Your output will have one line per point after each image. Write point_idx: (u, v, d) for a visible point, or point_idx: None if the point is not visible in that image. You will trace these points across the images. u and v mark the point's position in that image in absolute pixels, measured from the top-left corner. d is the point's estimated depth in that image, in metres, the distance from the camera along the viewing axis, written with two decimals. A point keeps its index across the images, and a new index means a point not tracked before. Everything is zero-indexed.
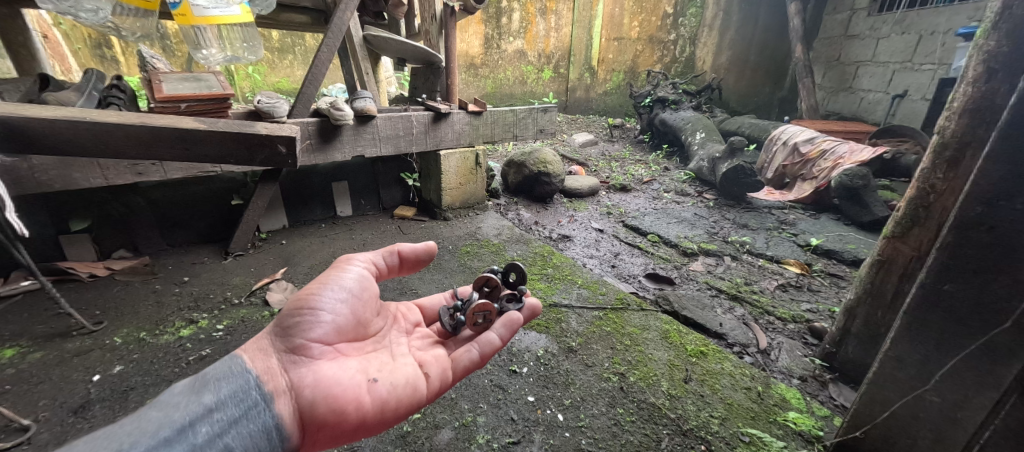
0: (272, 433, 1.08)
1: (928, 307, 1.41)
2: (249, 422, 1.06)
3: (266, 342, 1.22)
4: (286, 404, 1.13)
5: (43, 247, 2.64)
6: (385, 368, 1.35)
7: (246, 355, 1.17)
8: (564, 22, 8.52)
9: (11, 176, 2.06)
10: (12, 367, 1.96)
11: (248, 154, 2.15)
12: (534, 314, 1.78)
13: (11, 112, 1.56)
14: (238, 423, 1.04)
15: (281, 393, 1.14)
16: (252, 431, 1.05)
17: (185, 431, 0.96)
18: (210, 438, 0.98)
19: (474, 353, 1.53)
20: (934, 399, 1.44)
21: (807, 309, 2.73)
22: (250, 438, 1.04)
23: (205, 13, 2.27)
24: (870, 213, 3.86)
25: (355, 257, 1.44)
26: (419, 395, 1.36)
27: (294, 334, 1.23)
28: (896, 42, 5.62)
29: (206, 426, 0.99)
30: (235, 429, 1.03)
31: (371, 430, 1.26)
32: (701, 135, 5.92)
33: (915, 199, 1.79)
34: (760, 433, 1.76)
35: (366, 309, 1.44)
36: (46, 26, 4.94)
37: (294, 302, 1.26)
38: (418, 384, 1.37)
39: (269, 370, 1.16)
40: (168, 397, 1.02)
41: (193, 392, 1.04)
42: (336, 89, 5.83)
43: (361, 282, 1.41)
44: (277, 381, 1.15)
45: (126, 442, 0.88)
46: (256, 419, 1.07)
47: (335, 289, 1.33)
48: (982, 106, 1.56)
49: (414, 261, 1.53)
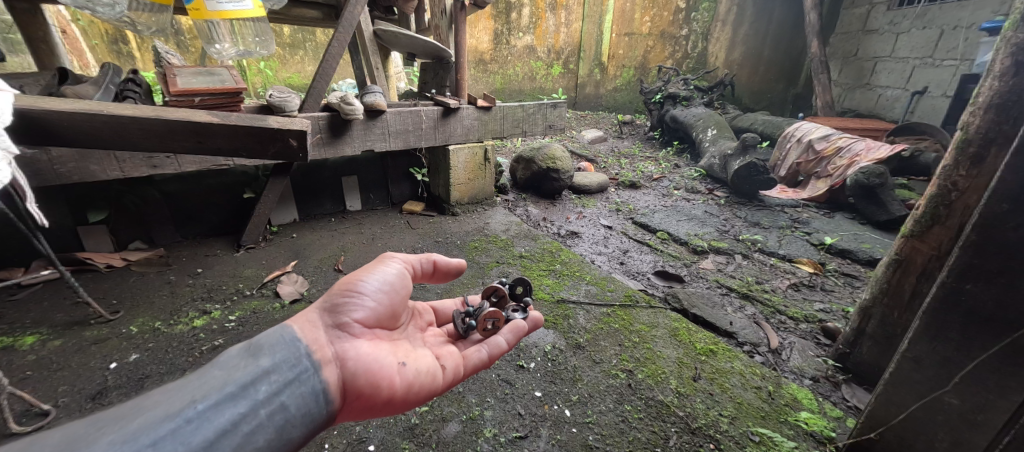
0: (320, 397, 1.08)
1: (949, 306, 1.38)
2: (301, 384, 1.06)
3: (312, 315, 1.24)
4: (330, 371, 1.14)
5: (62, 237, 2.69)
6: (410, 354, 1.39)
7: (296, 326, 1.17)
8: (575, 17, 8.38)
9: (32, 168, 2.12)
10: (32, 354, 2.00)
11: (259, 147, 2.16)
12: (536, 328, 1.69)
13: (32, 105, 1.60)
14: (293, 384, 1.05)
15: (327, 362, 1.15)
16: (304, 392, 1.06)
17: (248, 388, 0.98)
18: (269, 396, 1.00)
19: (483, 353, 1.53)
20: (952, 401, 1.42)
21: (820, 309, 2.68)
22: (303, 399, 1.05)
23: (218, 8, 2.28)
24: (886, 212, 3.79)
25: (396, 254, 1.46)
26: (438, 383, 1.39)
27: (340, 313, 1.26)
28: (917, 37, 5.48)
29: (265, 385, 1.01)
30: (291, 390, 1.04)
31: (398, 408, 1.29)
32: (712, 132, 5.87)
33: (936, 197, 1.74)
34: (771, 433, 1.74)
35: (403, 304, 1.46)
36: (65, 23, 5.07)
37: (342, 284, 1.30)
38: (438, 373, 1.40)
39: (317, 341, 1.17)
40: (225, 357, 1.03)
41: (249, 355, 1.05)
42: (347, 85, 5.92)
43: (401, 278, 1.44)
44: (324, 351, 1.16)
45: (197, 395, 0.92)
46: (308, 382, 1.07)
47: (379, 279, 1.37)
48: (1009, 101, 1.51)
49: (445, 272, 1.55)
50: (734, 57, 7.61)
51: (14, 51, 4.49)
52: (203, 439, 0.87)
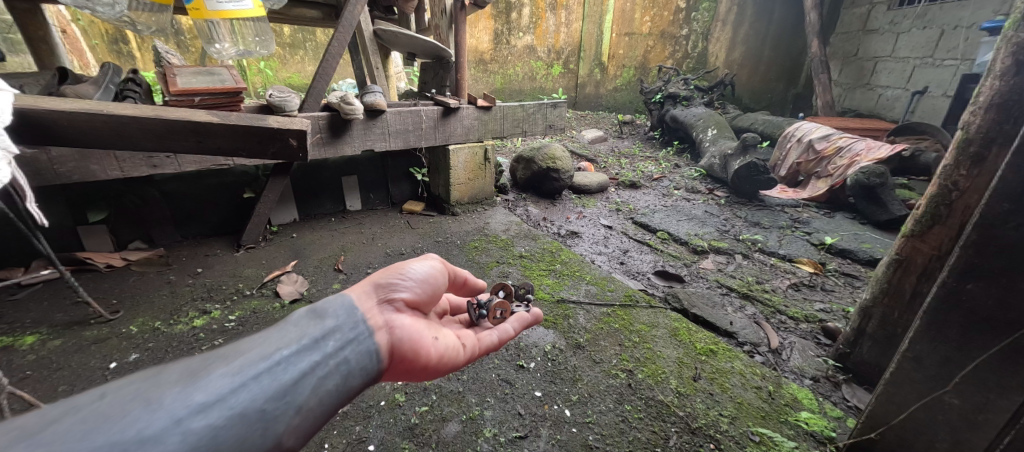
0: (376, 358, 1.08)
1: (950, 305, 1.37)
2: (361, 345, 1.06)
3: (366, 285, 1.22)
4: (383, 335, 1.14)
5: (62, 237, 2.69)
6: (439, 329, 1.40)
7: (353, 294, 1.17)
8: (575, 17, 8.38)
9: (32, 168, 2.11)
10: (32, 353, 2.00)
11: (259, 147, 2.16)
12: (536, 321, 1.66)
13: (32, 105, 1.59)
14: (355, 342, 1.05)
15: (380, 328, 1.15)
16: (365, 350, 1.06)
17: (320, 341, 0.99)
18: (337, 350, 1.00)
19: (495, 336, 1.56)
20: (953, 401, 1.41)
21: (820, 309, 2.68)
22: (363, 358, 1.05)
23: (218, 7, 2.27)
24: (886, 212, 3.78)
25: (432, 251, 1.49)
26: (461, 359, 1.41)
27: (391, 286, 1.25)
28: (918, 37, 5.47)
29: (333, 340, 1.01)
30: (353, 347, 1.04)
31: (428, 375, 1.32)
32: (712, 132, 5.87)
33: (937, 196, 1.74)
34: (771, 433, 1.74)
35: (444, 290, 1.48)
36: (65, 23, 5.07)
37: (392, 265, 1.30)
38: (462, 349, 1.43)
39: (371, 309, 1.16)
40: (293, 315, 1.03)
41: (314, 314, 1.05)
42: (347, 85, 5.91)
43: (440, 265, 1.46)
44: (378, 318, 1.16)
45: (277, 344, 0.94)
46: (366, 343, 1.07)
47: (423, 262, 1.38)
48: (1010, 101, 1.51)
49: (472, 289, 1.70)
50: (735, 57, 7.60)
51: (14, 51, 4.49)
52: (293, 375, 0.89)
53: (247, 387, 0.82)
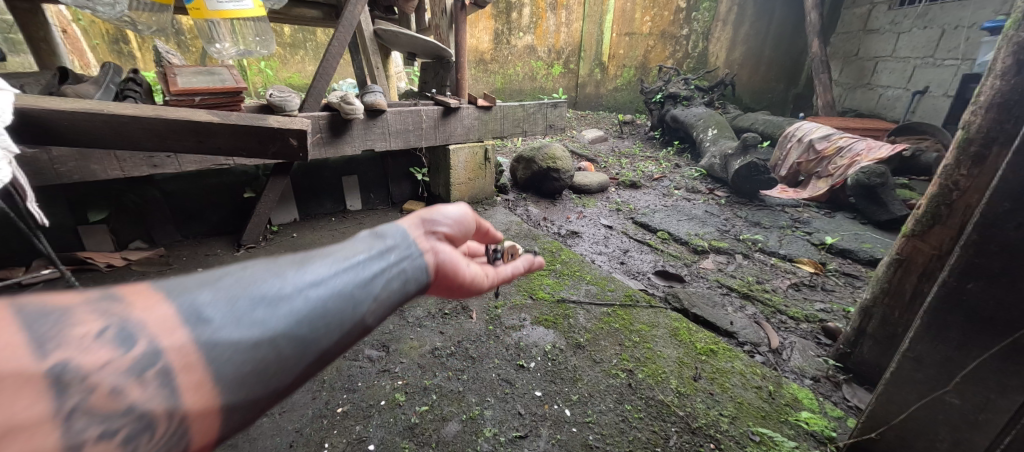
0: (424, 276, 1.03)
1: (951, 305, 1.37)
2: (412, 263, 1.02)
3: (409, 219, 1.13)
4: (430, 255, 1.08)
5: (63, 237, 2.69)
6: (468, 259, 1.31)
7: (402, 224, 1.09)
8: (575, 17, 8.38)
9: (32, 168, 2.12)
10: None
11: (259, 147, 2.16)
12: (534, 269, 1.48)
13: (34, 105, 1.60)
14: (411, 258, 1.02)
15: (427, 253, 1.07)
16: (419, 267, 1.02)
17: (385, 254, 0.97)
18: (399, 261, 0.99)
19: (515, 267, 1.46)
20: (954, 401, 1.41)
21: (820, 309, 2.68)
22: (415, 274, 1.01)
23: (218, 7, 2.26)
24: (886, 212, 3.78)
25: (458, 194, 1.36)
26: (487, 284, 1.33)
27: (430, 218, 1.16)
28: (919, 37, 5.46)
29: (395, 255, 0.99)
30: (409, 263, 1.01)
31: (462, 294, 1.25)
32: (712, 131, 5.87)
33: (937, 196, 1.74)
34: (771, 433, 1.74)
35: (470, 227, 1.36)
36: (66, 23, 5.08)
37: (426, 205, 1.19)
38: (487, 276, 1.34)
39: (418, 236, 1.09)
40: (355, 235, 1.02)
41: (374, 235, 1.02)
42: (347, 85, 5.92)
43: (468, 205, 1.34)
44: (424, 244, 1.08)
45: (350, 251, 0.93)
46: (415, 262, 1.02)
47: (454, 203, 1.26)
48: (1010, 100, 1.50)
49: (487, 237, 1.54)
50: (735, 57, 7.60)
51: (14, 51, 4.50)
52: (386, 270, 0.93)
53: (352, 271, 0.87)
